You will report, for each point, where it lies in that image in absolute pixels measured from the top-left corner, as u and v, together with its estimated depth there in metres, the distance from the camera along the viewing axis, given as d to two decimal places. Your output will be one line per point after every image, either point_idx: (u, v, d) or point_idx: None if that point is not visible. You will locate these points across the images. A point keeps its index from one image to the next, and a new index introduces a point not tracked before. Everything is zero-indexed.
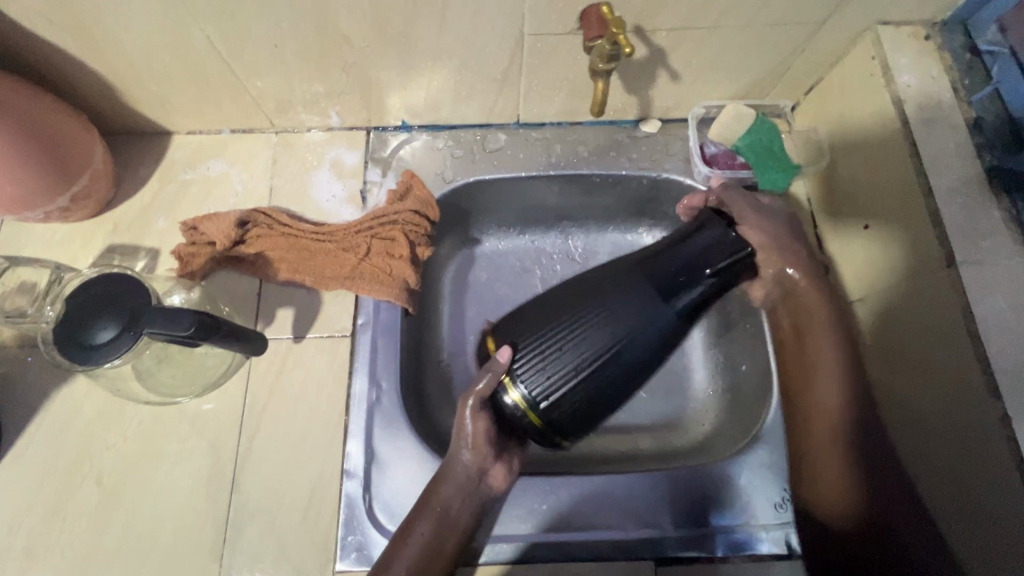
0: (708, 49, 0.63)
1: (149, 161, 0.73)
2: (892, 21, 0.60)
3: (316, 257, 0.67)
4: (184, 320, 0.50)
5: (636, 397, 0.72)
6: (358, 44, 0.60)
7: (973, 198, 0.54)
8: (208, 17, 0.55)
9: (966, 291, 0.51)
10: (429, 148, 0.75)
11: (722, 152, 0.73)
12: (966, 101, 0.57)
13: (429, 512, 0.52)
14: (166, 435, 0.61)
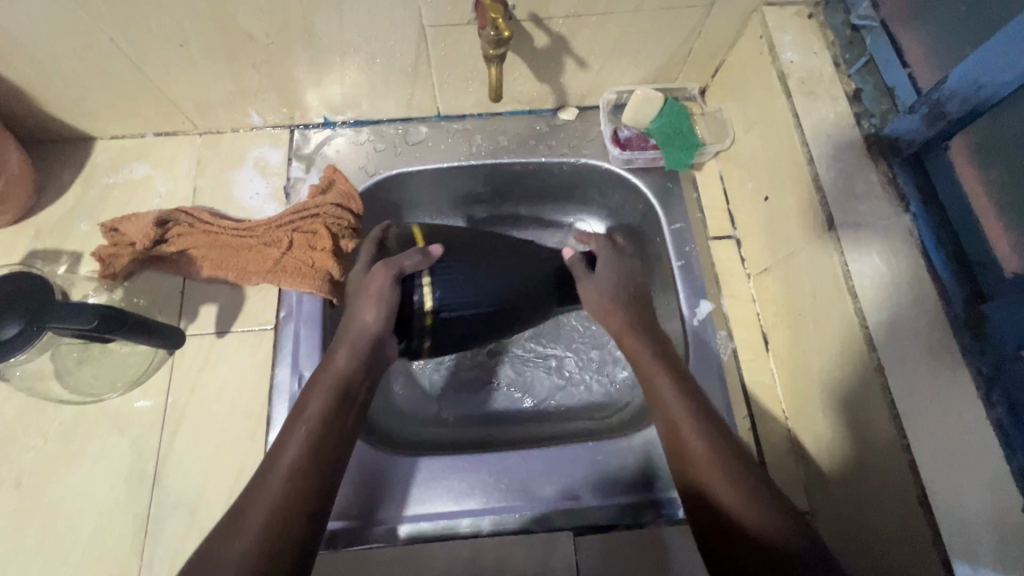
0: (607, 35, 0.66)
1: (71, 167, 0.73)
2: (776, 1, 0.64)
3: (238, 253, 0.68)
4: (88, 313, 0.51)
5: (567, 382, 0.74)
6: (263, 41, 0.61)
7: (852, 164, 0.57)
8: (108, 18, 0.56)
9: (843, 252, 0.54)
10: (352, 144, 0.76)
11: (635, 135, 0.75)
12: (846, 74, 0.61)
13: (319, 390, 0.53)
14: (87, 434, 0.62)
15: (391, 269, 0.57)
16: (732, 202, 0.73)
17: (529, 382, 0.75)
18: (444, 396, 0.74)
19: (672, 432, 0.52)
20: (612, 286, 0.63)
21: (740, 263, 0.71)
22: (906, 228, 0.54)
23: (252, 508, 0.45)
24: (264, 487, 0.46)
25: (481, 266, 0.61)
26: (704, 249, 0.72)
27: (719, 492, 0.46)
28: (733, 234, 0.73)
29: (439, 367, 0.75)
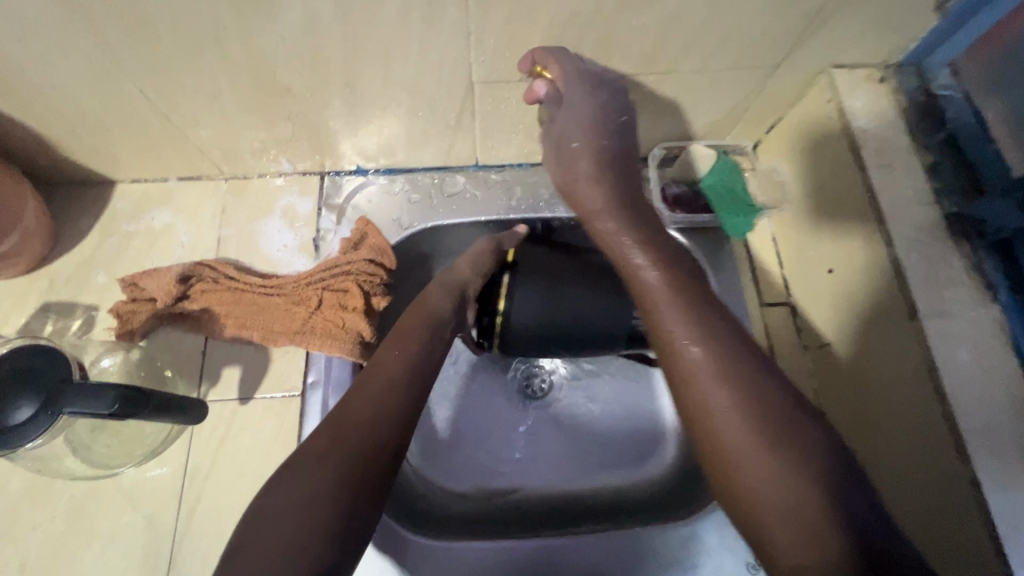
0: (664, 93, 0.62)
1: (89, 213, 0.70)
2: (845, 64, 0.60)
3: (265, 312, 0.64)
4: (107, 397, 0.46)
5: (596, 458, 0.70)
6: (301, 94, 0.58)
7: (933, 246, 0.53)
8: (138, 71, 0.53)
9: (930, 345, 0.49)
10: (385, 193, 0.71)
11: (686, 193, 0.71)
12: (923, 145, 0.57)
13: (418, 319, 0.51)
14: (101, 510, 0.58)
15: (493, 244, 0.60)
16: (786, 266, 0.69)
17: (553, 443, 0.71)
18: (462, 453, 0.70)
19: (683, 380, 0.42)
20: (605, 201, 0.54)
21: (795, 333, 0.67)
22: (994, 320, 0.50)
23: (316, 460, 0.38)
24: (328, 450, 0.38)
25: (597, 284, 0.58)
26: (757, 316, 0.68)
27: (719, 428, 0.39)
28: (788, 300, 0.69)
29: (461, 421, 0.71)
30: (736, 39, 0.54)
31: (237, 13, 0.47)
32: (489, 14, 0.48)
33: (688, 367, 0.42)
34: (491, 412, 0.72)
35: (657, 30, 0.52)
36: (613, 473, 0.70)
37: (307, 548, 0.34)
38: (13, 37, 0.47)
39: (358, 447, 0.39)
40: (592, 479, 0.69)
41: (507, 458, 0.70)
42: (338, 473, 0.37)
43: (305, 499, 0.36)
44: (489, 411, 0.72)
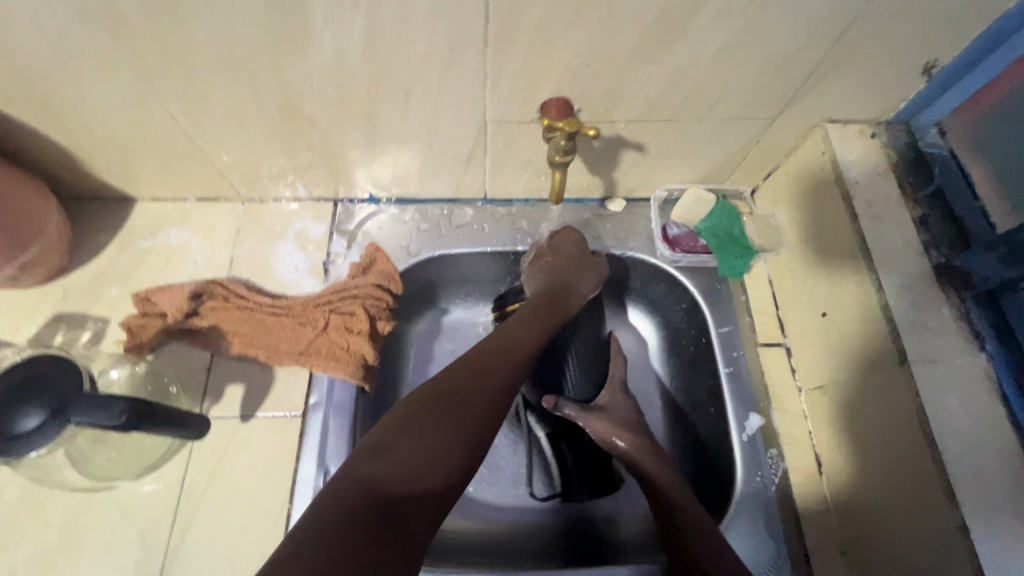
0: (667, 139, 0.65)
1: (108, 228, 0.72)
2: (839, 120, 0.63)
3: (272, 331, 0.66)
4: (115, 408, 0.47)
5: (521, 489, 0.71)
6: (323, 125, 0.61)
7: (923, 295, 0.55)
8: (172, 97, 0.56)
9: (919, 392, 0.51)
10: (396, 222, 0.75)
11: (684, 233, 0.74)
12: (912, 199, 0.60)
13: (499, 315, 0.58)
14: (95, 523, 0.58)
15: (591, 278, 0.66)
16: (783, 308, 0.71)
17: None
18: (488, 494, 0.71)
19: (635, 461, 0.60)
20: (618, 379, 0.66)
21: (791, 374, 0.68)
22: (982, 368, 0.52)
23: (467, 412, 0.46)
24: (469, 405, 0.47)
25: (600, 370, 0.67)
26: (754, 356, 0.69)
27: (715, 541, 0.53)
28: (784, 341, 0.70)
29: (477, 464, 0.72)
30: (736, 92, 0.58)
31: (273, 48, 0.50)
32: (506, 59, 0.52)
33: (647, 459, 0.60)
34: (506, 452, 0.73)
35: (662, 81, 0.56)
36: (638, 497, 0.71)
37: (439, 474, 0.42)
38: (61, 62, 0.51)
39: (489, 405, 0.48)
40: (620, 506, 0.71)
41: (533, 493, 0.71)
42: (477, 421, 0.46)
43: (448, 436, 0.44)
44: (503, 450, 0.73)
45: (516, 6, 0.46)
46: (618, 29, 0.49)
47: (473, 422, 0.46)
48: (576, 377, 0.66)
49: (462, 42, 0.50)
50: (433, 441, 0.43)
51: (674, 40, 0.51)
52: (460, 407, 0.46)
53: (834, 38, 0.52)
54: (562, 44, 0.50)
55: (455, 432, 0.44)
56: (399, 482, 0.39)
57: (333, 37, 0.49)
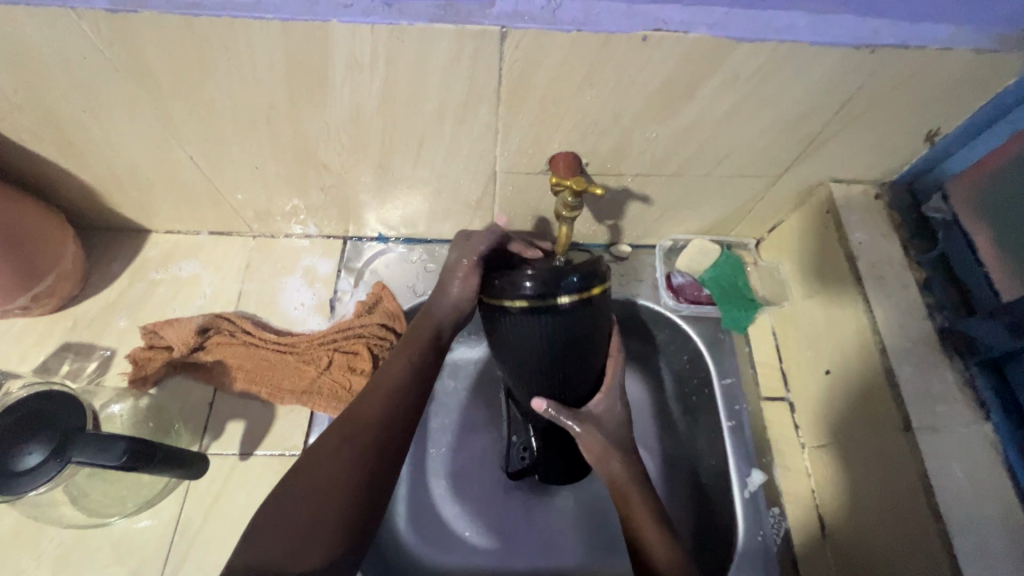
0: (673, 192, 0.66)
1: (121, 259, 0.73)
2: (843, 179, 0.64)
3: (276, 368, 0.66)
4: (117, 449, 0.48)
5: (544, 535, 0.70)
6: (337, 170, 0.62)
7: (927, 360, 0.55)
8: (193, 140, 0.58)
9: (924, 460, 0.50)
10: (403, 261, 0.76)
11: (689, 283, 0.75)
12: (915, 261, 0.60)
13: (405, 354, 0.52)
14: (87, 560, 0.57)
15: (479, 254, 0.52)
16: (787, 362, 0.71)
17: (544, 521, 0.71)
18: (455, 531, 0.70)
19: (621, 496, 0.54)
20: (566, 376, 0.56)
21: (794, 431, 0.67)
22: (987, 437, 0.52)
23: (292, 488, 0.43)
24: (305, 471, 0.44)
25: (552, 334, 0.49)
26: (756, 410, 0.69)
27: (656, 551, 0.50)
28: (786, 395, 0.70)
29: (449, 498, 0.71)
30: (741, 151, 0.59)
31: (290, 99, 0.52)
32: (517, 116, 0.53)
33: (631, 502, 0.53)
34: (486, 488, 0.72)
35: (669, 140, 0.57)
36: (604, 557, 0.69)
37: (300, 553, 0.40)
38: (87, 106, 0.53)
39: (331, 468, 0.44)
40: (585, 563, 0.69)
41: (498, 536, 0.70)
42: (326, 491, 0.43)
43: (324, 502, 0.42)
44: (475, 488, 0.72)
45: (529, 69, 0.48)
46: (627, 93, 0.51)
47: (327, 493, 0.43)
48: (524, 379, 0.55)
49: (474, 99, 0.51)
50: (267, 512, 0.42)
51: (681, 105, 0.52)
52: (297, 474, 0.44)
53: (837, 105, 0.53)
54: (572, 104, 0.52)
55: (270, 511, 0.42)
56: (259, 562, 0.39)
57: (350, 91, 0.50)
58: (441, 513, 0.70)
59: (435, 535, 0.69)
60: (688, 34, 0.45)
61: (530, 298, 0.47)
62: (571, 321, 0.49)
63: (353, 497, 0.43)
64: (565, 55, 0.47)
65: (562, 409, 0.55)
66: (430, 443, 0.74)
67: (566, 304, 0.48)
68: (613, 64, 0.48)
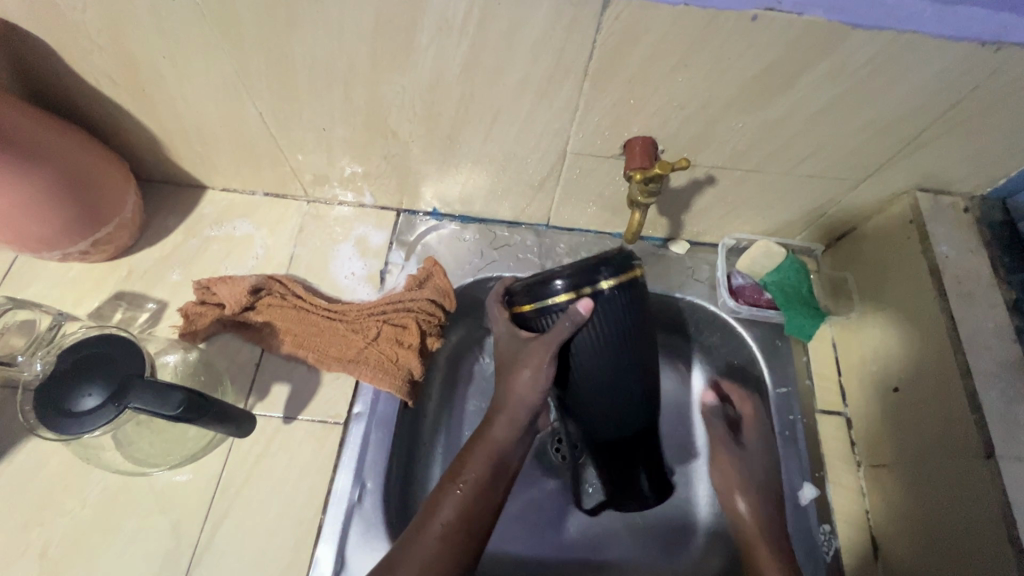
0: (746, 189, 0.63)
1: (178, 213, 0.73)
2: (930, 189, 0.61)
3: (323, 334, 0.66)
4: (174, 399, 0.47)
5: (618, 529, 0.68)
6: (404, 138, 0.61)
7: (1012, 385, 0.52)
8: (265, 97, 0.57)
9: (1005, 490, 0.48)
10: (455, 238, 0.74)
11: (749, 285, 0.71)
12: (1005, 281, 0.57)
13: (478, 454, 0.52)
14: (129, 508, 0.57)
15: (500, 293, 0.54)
16: (847, 377, 0.68)
17: (573, 508, 0.69)
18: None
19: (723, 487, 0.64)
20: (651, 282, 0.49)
21: (850, 447, 0.65)
22: None
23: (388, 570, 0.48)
24: (394, 561, 0.48)
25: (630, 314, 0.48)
26: (812, 422, 0.66)
27: None
28: (844, 410, 0.67)
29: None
30: (827, 151, 0.56)
31: (372, 61, 0.50)
32: (602, 94, 0.51)
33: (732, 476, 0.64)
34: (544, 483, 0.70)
35: (755, 132, 0.54)
36: (625, 550, 0.67)
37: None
38: (167, 53, 0.52)
39: (421, 557, 0.48)
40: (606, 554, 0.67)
41: (521, 513, 0.68)
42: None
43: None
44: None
45: (624, 45, 0.46)
46: (723, 76, 0.48)
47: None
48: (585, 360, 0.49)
49: (560, 73, 0.49)
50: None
51: (776, 94, 0.50)
52: (388, 565, 0.48)
53: (942, 109, 0.50)
54: (661, 85, 0.50)
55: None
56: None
57: (434, 56, 0.49)
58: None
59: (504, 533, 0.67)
60: (802, 17, 0.42)
61: (572, 290, 0.47)
62: (634, 296, 0.48)
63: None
64: (665, 31, 0.44)
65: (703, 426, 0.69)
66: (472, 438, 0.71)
67: (608, 290, 0.46)
68: (714, 44, 0.45)
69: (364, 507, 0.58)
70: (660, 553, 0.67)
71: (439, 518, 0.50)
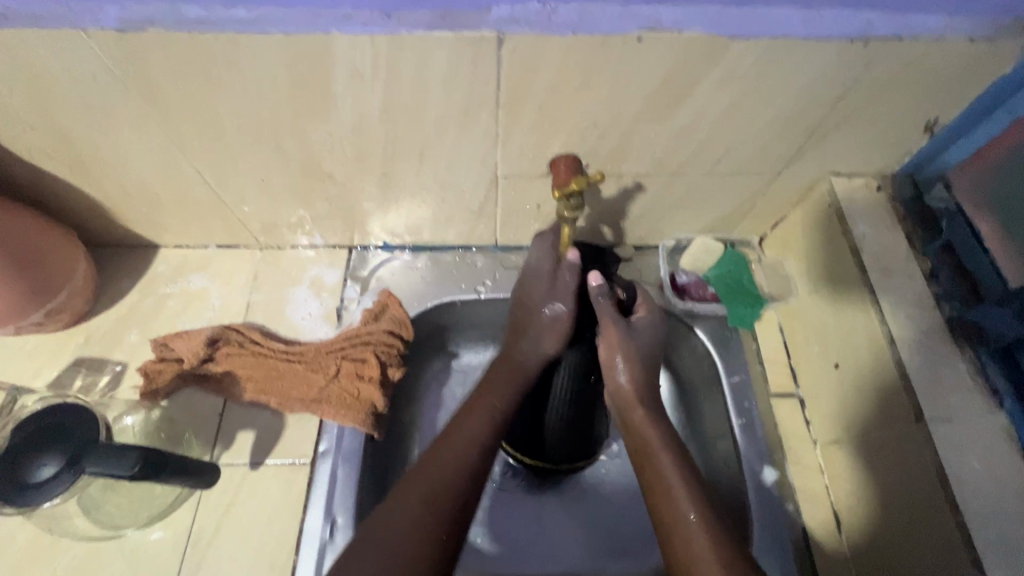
0: (675, 191, 0.66)
1: (133, 274, 0.74)
2: (844, 173, 0.64)
3: (283, 377, 0.67)
4: (128, 458, 0.48)
5: (594, 537, 0.69)
6: (340, 179, 0.63)
7: (937, 349, 0.55)
8: (201, 156, 0.59)
9: (938, 451, 0.50)
10: (407, 268, 0.76)
11: (693, 281, 0.74)
12: (921, 251, 0.60)
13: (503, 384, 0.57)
14: (100, 572, 0.57)
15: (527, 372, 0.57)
16: (796, 359, 0.70)
17: (551, 522, 0.70)
18: None
19: (643, 449, 0.55)
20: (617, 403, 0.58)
21: (805, 427, 0.67)
22: (1004, 428, 0.51)
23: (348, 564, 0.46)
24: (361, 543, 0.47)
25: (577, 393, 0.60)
26: (767, 407, 0.68)
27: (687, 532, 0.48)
28: (796, 391, 0.69)
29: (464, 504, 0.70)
30: (741, 148, 0.59)
31: (293, 111, 0.53)
32: (517, 120, 0.54)
33: (648, 441, 0.54)
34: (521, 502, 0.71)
35: (668, 140, 0.57)
36: (618, 559, 0.67)
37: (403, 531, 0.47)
38: (98, 126, 0.54)
39: (393, 531, 0.47)
40: (600, 566, 0.67)
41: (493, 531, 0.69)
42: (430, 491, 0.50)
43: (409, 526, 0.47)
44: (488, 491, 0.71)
45: (528, 73, 0.49)
46: (625, 92, 0.51)
47: (408, 517, 0.48)
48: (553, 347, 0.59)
49: (474, 105, 0.52)
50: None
51: (679, 103, 0.53)
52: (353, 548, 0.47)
53: (835, 98, 0.53)
54: (571, 107, 0.53)
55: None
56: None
57: (352, 102, 0.51)
58: None
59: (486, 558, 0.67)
60: (682, 34, 0.46)
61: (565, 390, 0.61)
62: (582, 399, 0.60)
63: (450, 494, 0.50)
64: (561, 58, 0.47)
65: (610, 297, 0.56)
66: None
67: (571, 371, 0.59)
68: (610, 64, 0.48)
69: (337, 544, 0.59)
70: (654, 557, 0.67)
71: (414, 491, 0.50)
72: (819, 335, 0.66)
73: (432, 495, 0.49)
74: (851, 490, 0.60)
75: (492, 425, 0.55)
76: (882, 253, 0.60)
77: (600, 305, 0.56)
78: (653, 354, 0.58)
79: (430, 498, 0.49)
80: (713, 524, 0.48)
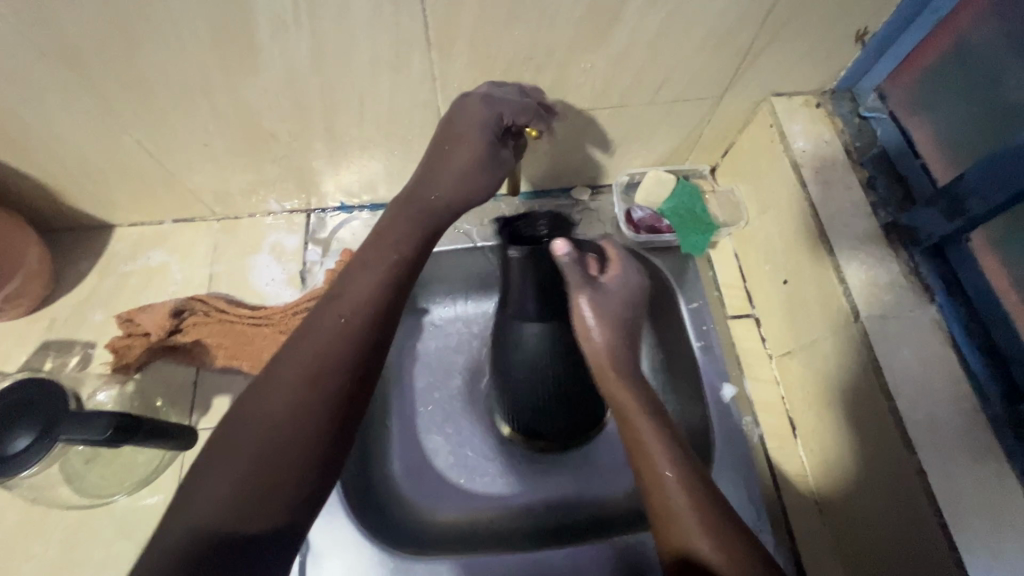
0: (621, 125, 0.67)
1: (91, 255, 0.74)
2: (784, 93, 0.66)
3: (253, 341, 0.68)
4: (101, 424, 0.49)
5: (572, 471, 0.71)
6: (285, 139, 0.63)
7: (872, 253, 0.57)
8: (137, 124, 0.58)
9: (873, 345, 0.53)
10: (368, 227, 0.76)
11: (648, 216, 0.75)
12: (858, 162, 0.62)
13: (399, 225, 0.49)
14: (91, 540, 0.60)
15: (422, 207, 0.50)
16: (751, 281, 0.73)
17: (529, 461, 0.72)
18: (432, 469, 0.72)
19: (621, 415, 0.52)
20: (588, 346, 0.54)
21: (761, 344, 0.70)
22: (934, 319, 0.54)
23: (210, 467, 0.40)
24: (226, 443, 0.41)
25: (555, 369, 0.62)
26: (724, 328, 0.71)
27: (666, 487, 0.47)
28: (752, 311, 0.72)
29: (444, 451, 0.72)
30: (679, 73, 0.60)
31: (222, 66, 0.52)
32: (451, 60, 0.54)
33: (626, 407, 0.52)
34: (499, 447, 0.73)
35: (606, 70, 0.58)
36: (596, 486, 0.70)
37: (286, 402, 0.42)
38: (24, 99, 0.53)
39: (265, 412, 0.42)
40: (578, 493, 0.70)
41: (474, 476, 0.71)
42: (305, 369, 0.43)
43: (290, 404, 0.42)
44: (466, 436, 0.73)
45: (453, 9, 0.49)
46: (554, 22, 0.51)
47: (287, 390, 0.42)
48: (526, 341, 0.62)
49: (405, 47, 0.52)
50: (188, 511, 0.38)
51: (610, 30, 0.53)
52: (213, 445, 0.41)
53: (764, 13, 0.54)
54: (502, 41, 0.52)
55: (198, 487, 0.39)
56: (219, 514, 0.38)
57: (280, 51, 0.51)
58: (432, 460, 0.72)
59: (470, 499, 0.70)
60: None
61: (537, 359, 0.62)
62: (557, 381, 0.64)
63: (339, 367, 0.44)
64: None
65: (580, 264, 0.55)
66: (424, 415, 0.74)
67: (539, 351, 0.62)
68: None
69: None
70: (626, 477, 0.71)
71: (290, 364, 0.43)
72: (769, 253, 0.68)
73: (309, 376, 0.43)
74: (804, 397, 0.63)
75: (382, 292, 0.47)
76: (822, 167, 0.62)
77: (568, 267, 0.54)
78: (627, 310, 0.56)
79: (309, 377, 0.43)
80: (689, 473, 0.48)
